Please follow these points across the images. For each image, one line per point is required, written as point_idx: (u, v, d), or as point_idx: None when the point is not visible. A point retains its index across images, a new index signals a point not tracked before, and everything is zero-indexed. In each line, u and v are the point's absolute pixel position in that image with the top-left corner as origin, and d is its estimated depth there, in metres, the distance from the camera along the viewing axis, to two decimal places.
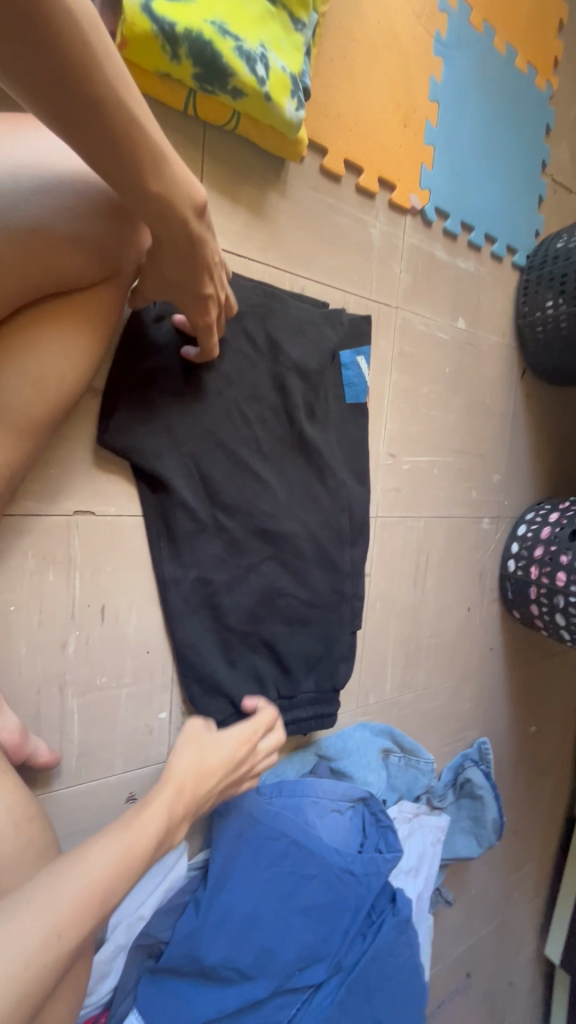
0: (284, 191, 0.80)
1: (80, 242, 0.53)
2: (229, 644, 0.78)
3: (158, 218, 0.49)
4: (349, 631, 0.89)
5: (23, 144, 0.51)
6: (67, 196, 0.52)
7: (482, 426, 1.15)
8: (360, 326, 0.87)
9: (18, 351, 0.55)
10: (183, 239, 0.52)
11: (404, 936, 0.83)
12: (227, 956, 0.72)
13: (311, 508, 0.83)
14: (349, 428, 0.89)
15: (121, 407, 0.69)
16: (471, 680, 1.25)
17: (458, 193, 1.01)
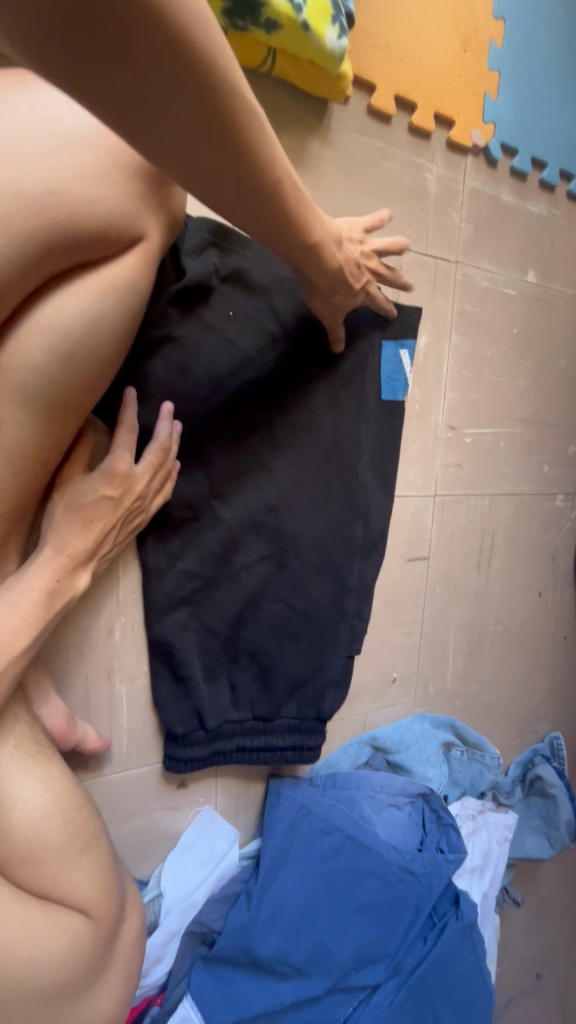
0: (328, 138, 0.73)
1: (103, 206, 0.49)
2: (208, 652, 0.71)
3: (302, 253, 0.56)
4: (345, 654, 0.78)
5: (37, 103, 0.47)
6: (86, 158, 0.48)
7: (556, 391, 1.03)
8: (409, 318, 0.79)
9: (43, 327, 0.51)
10: (321, 268, 0.59)
11: (469, 941, 0.79)
12: (279, 950, 0.70)
13: (323, 511, 0.74)
14: (381, 426, 0.79)
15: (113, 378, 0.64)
16: (543, 670, 1.16)
17: (527, 124, 0.89)
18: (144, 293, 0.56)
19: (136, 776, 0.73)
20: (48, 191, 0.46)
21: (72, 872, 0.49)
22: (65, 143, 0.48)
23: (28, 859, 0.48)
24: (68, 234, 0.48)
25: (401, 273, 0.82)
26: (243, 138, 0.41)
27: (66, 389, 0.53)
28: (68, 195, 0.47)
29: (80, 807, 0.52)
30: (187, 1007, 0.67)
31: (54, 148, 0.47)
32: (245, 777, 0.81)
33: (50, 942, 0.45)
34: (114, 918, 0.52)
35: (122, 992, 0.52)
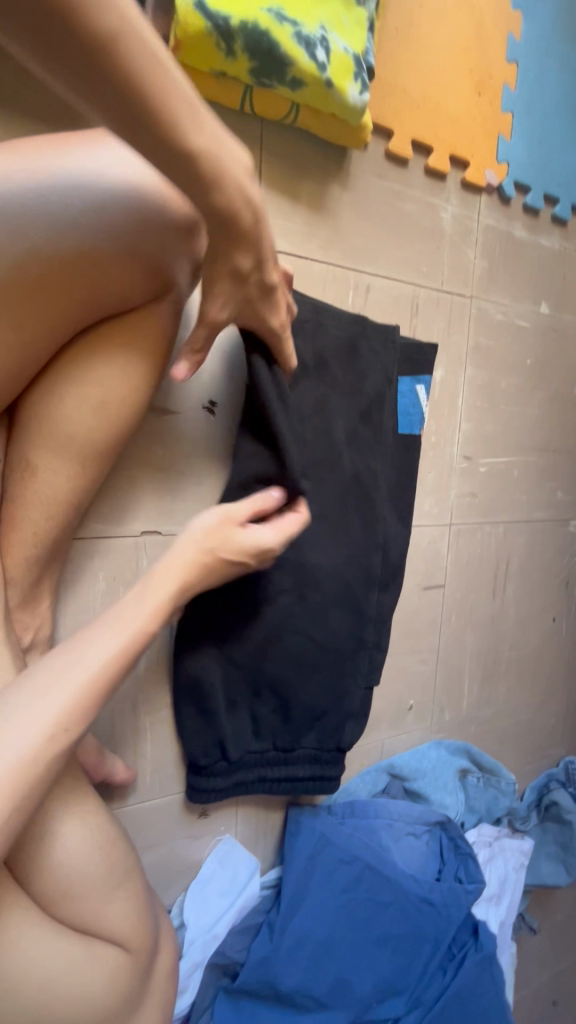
0: (347, 183, 0.75)
1: (131, 265, 0.51)
2: (230, 684, 0.72)
3: (215, 204, 0.45)
4: (363, 685, 0.79)
5: (73, 161, 0.48)
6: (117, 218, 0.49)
7: (568, 419, 1.05)
8: (424, 351, 0.80)
9: (77, 377, 0.54)
10: (242, 215, 0.46)
11: (488, 972, 0.79)
12: (302, 983, 0.71)
13: (342, 544, 0.75)
14: (399, 459, 0.80)
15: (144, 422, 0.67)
16: (557, 695, 1.16)
17: (540, 162, 0.91)
18: (170, 343, 0.58)
19: (159, 805, 0.74)
20: (79, 254, 0.47)
21: (111, 906, 0.50)
22: (99, 206, 0.48)
23: (68, 896, 0.49)
24: (97, 295, 0.51)
25: (418, 309, 0.84)
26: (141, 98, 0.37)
27: (97, 435, 0.55)
28: (98, 256, 0.48)
29: (117, 839, 0.53)
30: None
31: (87, 209, 0.47)
32: (264, 806, 0.82)
33: (92, 977, 0.46)
34: (147, 953, 0.52)
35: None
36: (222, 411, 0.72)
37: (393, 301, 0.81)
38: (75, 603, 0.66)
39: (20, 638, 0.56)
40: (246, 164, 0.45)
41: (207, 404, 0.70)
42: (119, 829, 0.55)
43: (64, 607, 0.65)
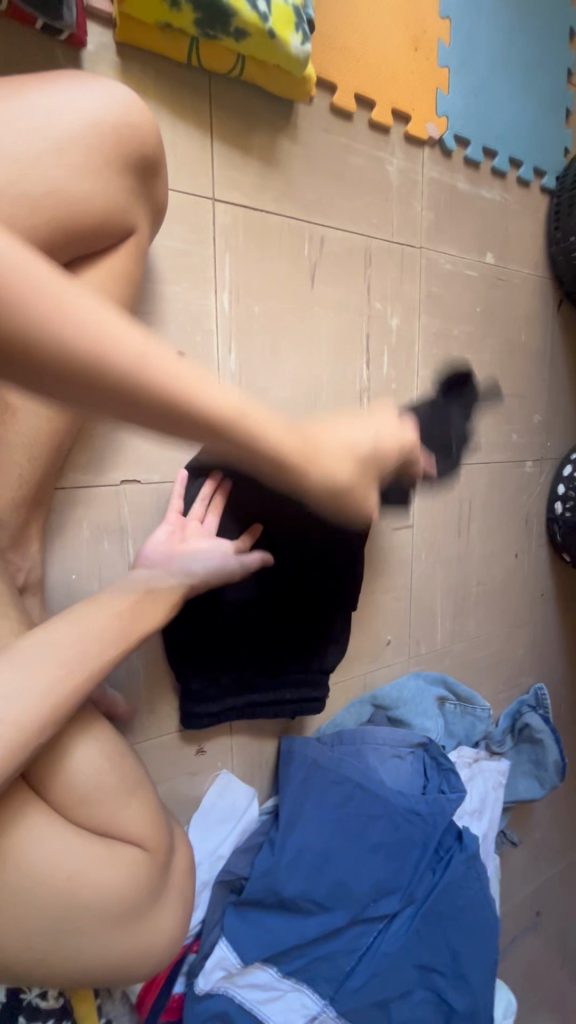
0: (295, 135, 0.78)
1: (96, 204, 0.53)
2: None
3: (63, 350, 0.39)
4: (343, 615, 0.83)
5: (35, 107, 0.49)
6: (79, 155, 0.51)
7: (518, 364, 1.11)
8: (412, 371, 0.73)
9: None
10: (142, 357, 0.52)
11: (473, 868, 0.87)
12: (304, 889, 0.76)
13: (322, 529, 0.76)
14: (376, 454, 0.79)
15: None
16: (524, 625, 1.24)
17: (477, 115, 0.96)
18: (132, 283, 0.61)
19: (156, 743, 0.78)
20: (45, 192, 0.50)
21: (125, 810, 0.53)
22: (59, 142, 0.50)
23: (85, 800, 0.51)
24: (64, 228, 0.52)
25: (371, 260, 0.88)
26: None
27: None
28: (64, 194, 0.50)
29: (121, 751, 0.56)
30: (223, 947, 0.74)
31: (45, 146, 0.49)
32: (256, 738, 0.87)
33: (111, 872, 0.50)
34: (165, 845, 0.56)
35: (179, 915, 0.57)
36: (191, 361, 0.74)
37: (347, 252, 0.85)
38: (62, 553, 0.68)
39: (13, 578, 0.59)
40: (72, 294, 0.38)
41: (176, 353, 0.73)
42: (120, 749, 0.56)
43: (52, 557, 0.68)
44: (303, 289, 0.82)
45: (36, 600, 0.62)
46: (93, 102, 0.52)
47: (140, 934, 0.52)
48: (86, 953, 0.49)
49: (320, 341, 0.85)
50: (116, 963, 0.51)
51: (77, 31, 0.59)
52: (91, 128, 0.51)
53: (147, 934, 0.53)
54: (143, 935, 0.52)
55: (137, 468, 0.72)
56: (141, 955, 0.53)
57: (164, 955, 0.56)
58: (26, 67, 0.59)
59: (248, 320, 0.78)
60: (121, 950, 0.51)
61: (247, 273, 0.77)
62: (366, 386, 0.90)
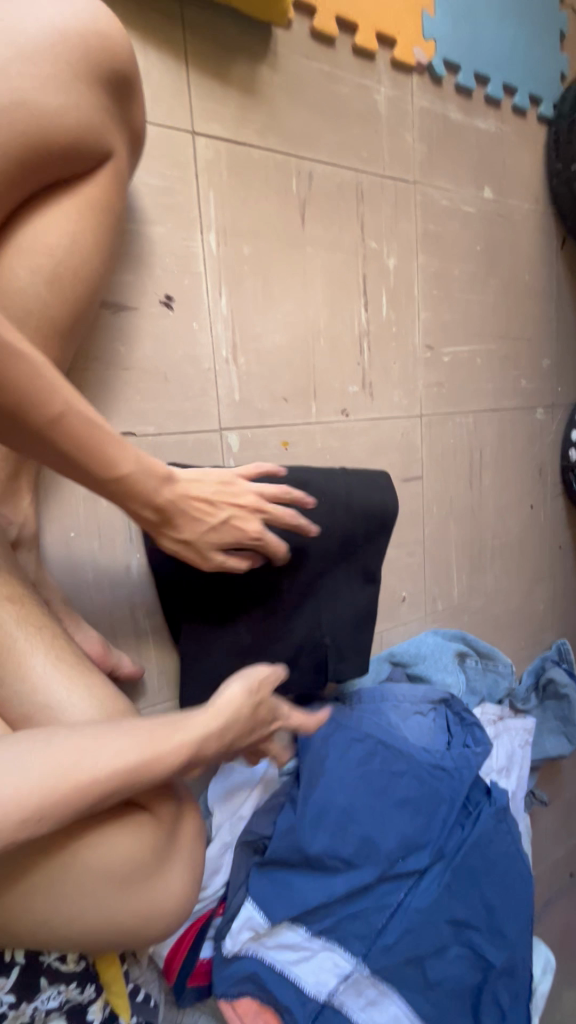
0: (275, 63, 0.74)
1: (71, 121, 0.49)
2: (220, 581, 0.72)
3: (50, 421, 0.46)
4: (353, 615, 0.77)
5: None
6: (46, 65, 0.47)
7: (523, 307, 1.07)
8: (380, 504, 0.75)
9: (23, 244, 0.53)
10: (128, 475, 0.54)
11: (504, 823, 0.84)
12: (329, 846, 0.74)
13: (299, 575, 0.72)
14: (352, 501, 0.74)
15: (106, 319, 0.67)
16: (543, 580, 1.20)
17: (466, 40, 0.91)
18: (115, 214, 0.57)
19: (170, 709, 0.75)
20: (13, 102, 0.46)
21: None
22: (25, 50, 0.47)
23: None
24: (39, 151, 0.48)
25: (363, 197, 0.84)
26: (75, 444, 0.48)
27: (54, 311, 0.55)
28: (35, 106, 0.47)
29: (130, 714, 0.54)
30: (250, 907, 0.72)
31: (10, 55, 0.46)
32: None
33: (116, 832, 0.48)
34: (173, 805, 0.54)
35: (193, 877, 0.54)
36: (181, 307, 0.71)
37: (338, 189, 0.82)
38: (58, 510, 0.66)
39: (6, 530, 0.57)
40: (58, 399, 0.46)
41: (163, 298, 0.70)
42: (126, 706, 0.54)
43: (48, 515, 0.65)
44: (294, 229, 0.79)
45: (33, 556, 0.60)
46: (53, 13, 0.48)
47: (147, 896, 0.50)
48: (91, 920, 0.47)
49: (314, 283, 0.81)
50: (124, 925, 0.49)
51: None
52: (58, 39, 0.48)
53: (155, 896, 0.50)
54: (149, 900, 0.50)
55: (132, 421, 0.69)
56: (151, 916, 0.50)
57: (185, 907, 0.54)
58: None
59: (237, 262, 0.75)
60: (126, 912, 0.49)
61: (234, 213, 0.74)
62: (365, 330, 0.87)
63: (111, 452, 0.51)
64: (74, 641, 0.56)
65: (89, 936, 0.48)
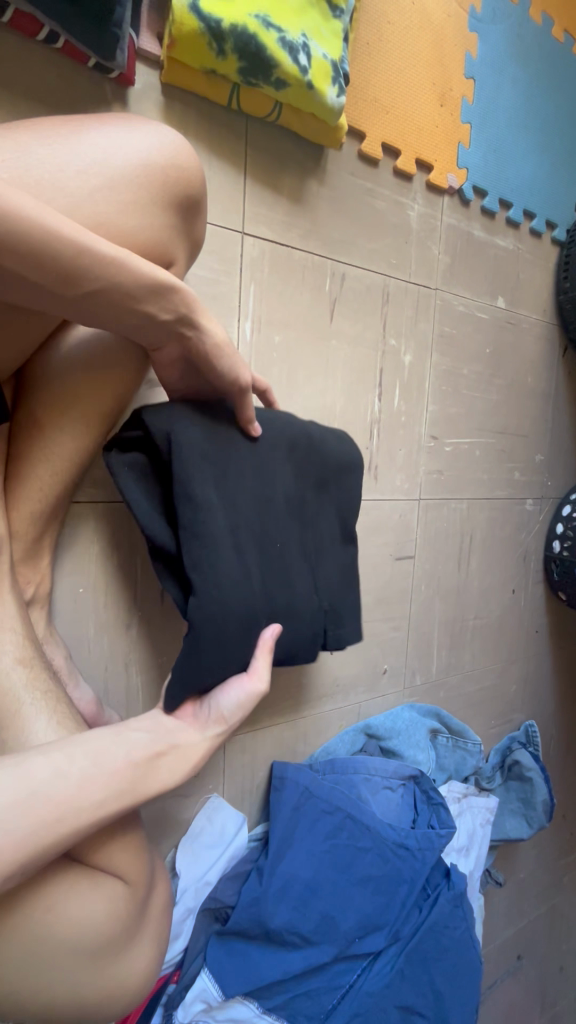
0: (324, 178, 0.82)
1: (142, 239, 0.55)
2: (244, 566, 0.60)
3: (71, 272, 0.46)
4: (338, 571, 0.72)
5: (85, 144, 0.52)
6: (129, 193, 0.53)
7: (523, 405, 1.14)
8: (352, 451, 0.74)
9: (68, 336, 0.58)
10: (159, 329, 0.55)
11: (460, 909, 0.85)
12: (290, 921, 0.75)
13: (290, 534, 0.66)
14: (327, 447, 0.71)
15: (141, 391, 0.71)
16: (518, 661, 1.25)
17: (494, 169, 1.00)
18: None
19: None
20: (94, 224, 0.52)
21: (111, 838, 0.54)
22: (111, 179, 0.52)
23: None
24: None
25: (388, 298, 0.91)
26: (97, 279, 0.48)
27: None
28: (111, 226, 0.53)
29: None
30: (204, 979, 0.72)
31: (97, 184, 0.52)
32: (249, 763, 0.87)
33: (95, 904, 0.50)
34: (145, 880, 0.56)
35: (157, 952, 0.56)
36: None
37: (366, 290, 0.88)
38: (70, 566, 0.68)
39: (23, 590, 0.60)
40: (70, 233, 0.45)
41: None
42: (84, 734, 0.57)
43: (61, 572, 0.68)
44: (323, 322, 0.85)
45: (42, 614, 0.63)
46: (140, 144, 0.54)
47: (113, 972, 0.51)
48: (57, 994, 0.48)
49: (335, 371, 0.87)
50: (89, 1000, 0.50)
51: (126, 71, 0.62)
52: (141, 169, 0.54)
53: (122, 973, 0.52)
54: (114, 975, 0.51)
55: None
56: (116, 994, 0.51)
57: (148, 983, 0.55)
58: (73, 98, 0.62)
59: (268, 350, 0.80)
60: (91, 990, 0.50)
61: (270, 304, 0.80)
62: (377, 418, 0.93)
63: (144, 293, 0.51)
64: (73, 705, 0.59)
65: (52, 1011, 0.49)
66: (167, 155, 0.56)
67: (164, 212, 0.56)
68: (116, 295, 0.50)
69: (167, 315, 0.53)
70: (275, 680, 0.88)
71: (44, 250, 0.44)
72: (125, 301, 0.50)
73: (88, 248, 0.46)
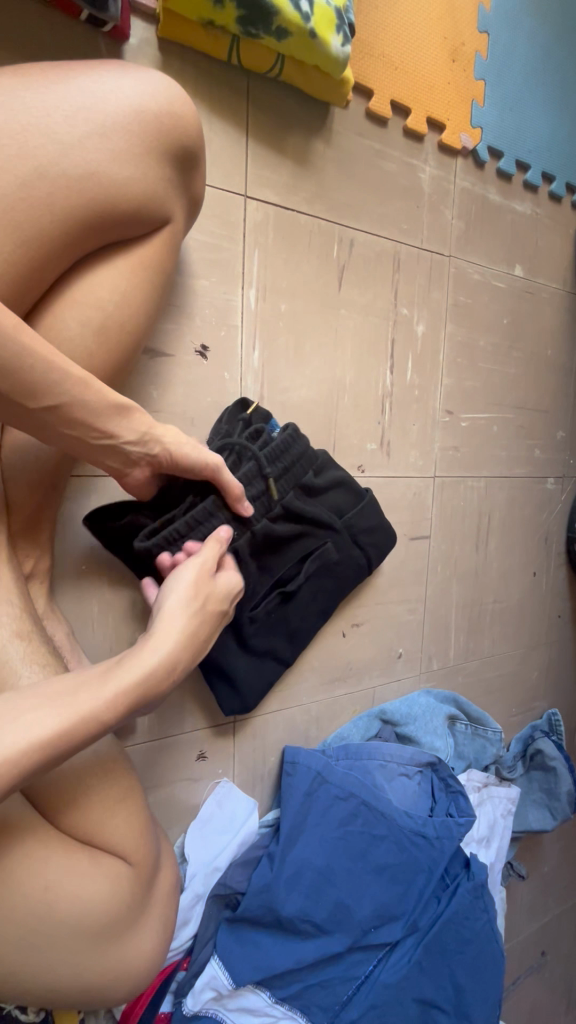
0: (330, 139, 0.78)
1: (137, 191, 0.52)
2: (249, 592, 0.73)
3: (35, 388, 0.47)
4: (317, 490, 0.75)
5: (74, 91, 0.50)
6: (122, 141, 0.51)
7: (543, 380, 1.10)
8: (374, 512, 0.82)
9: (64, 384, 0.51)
10: (124, 451, 0.54)
11: (481, 901, 0.81)
12: (303, 909, 0.73)
13: (309, 570, 0.76)
14: (362, 542, 0.81)
15: (142, 363, 0.69)
16: (540, 648, 1.20)
17: (510, 129, 0.96)
18: (165, 274, 0.59)
19: (156, 748, 0.76)
20: (85, 172, 0.49)
21: (111, 818, 0.52)
22: (103, 126, 0.50)
23: (71, 802, 0.50)
24: (108, 211, 0.52)
25: (399, 265, 0.87)
26: (60, 391, 0.48)
27: (96, 359, 0.56)
28: (103, 176, 0.50)
29: (119, 761, 0.55)
30: (214, 967, 0.70)
31: (88, 132, 0.49)
32: (260, 747, 0.85)
33: (96, 883, 0.48)
34: (151, 863, 0.54)
35: (163, 936, 0.54)
36: (214, 357, 0.74)
37: (376, 257, 0.85)
38: (72, 543, 0.67)
39: (21, 564, 0.58)
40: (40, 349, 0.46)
41: (199, 349, 0.72)
42: None
43: (63, 548, 0.66)
44: (331, 291, 0.81)
45: (43, 590, 0.61)
46: (131, 91, 0.52)
47: (117, 955, 0.49)
48: (57, 976, 0.46)
49: (344, 341, 0.84)
50: (92, 983, 0.48)
51: (121, 23, 0.60)
52: (134, 115, 0.51)
53: (125, 957, 0.50)
54: (118, 959, 0.49)
55: None
56: (118, 979, 0.50)
57: (154, 966, 0.53)
58: (66, 53, 0.60)
59: (274, 319, 0.77)
60: (93, 973, 0.48)
61: (275, 272, 0.77)
62: (389, 392, 0.89)
63: (105, 413, 0.51)
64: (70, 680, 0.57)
65: (54, 991, 0.47)
66: (159, 101, 0.53)
67: (159, 163, 0.54)
68: (78, 414, 0.49)
69: (129, 439, 0.53)
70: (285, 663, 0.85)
71: (12, 360, 0.45)
72: (88, 425, 0.50)
73: (57, 365, 0.47)
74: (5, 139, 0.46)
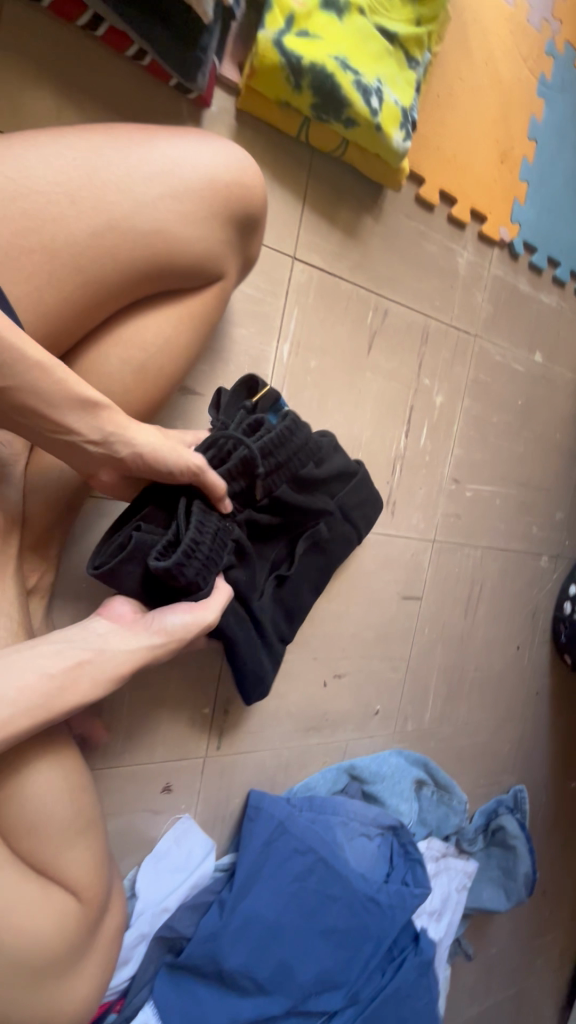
0: (378, 217, 0.83)
1: (196, 250, 0.56)
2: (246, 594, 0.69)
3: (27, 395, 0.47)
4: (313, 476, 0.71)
5: (154, 155, 0.54)
6: (191, 205, 0.55)
7: (548, 462, 1.14)
8: (368, 491, 0.80)
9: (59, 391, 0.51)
10: (109, 456, 0.52)
11: (425, 979, 0.80)
12: (245, 964, 0.72)
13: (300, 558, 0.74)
14: (355, 528, 0.80)
15: (172, 398, 0.72)
16: (514, 722, 1.21)
17: (546, 228, 1.02)
18: (209, 324, 0.62)
19: (123, 774, 0.75)
20: (152, 228, 0.53)
21: (72, 851, 0.52)
22: (175, 190, 0.54)
23: (35, 829, 0.50)
24: (166, 264, 0.55)
25: (427, 339, 0.92)
26: (52, 398, 0.47)
27: (132, 394, 0.59)
28: (167, 234, 0.54)
29: (87, 791, 0.55)
30: (148, 1013, 0.68)
31: (162, 194, 0.53)
32: (226, 786, 0.84)
33: (45, 916, 0.48)
34: (102, 901, 0.54)
35: (100, 980, 0.53)
36: None
37: (406, 328, 0.89)
38: (76, 561, 0.68)
39: (26, 578, 0.60)
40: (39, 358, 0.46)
41: None
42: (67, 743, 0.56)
43: (67, 565, 0.68)
44: (360, 354, 0.85)
45: (41, 605, 0.62)
46: (203, 161, 0.56)
47: (53, 995, 0.49)
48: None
49: (365, 402, 0.87)
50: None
51: (204, 94, 0.65)
52: (206, 184, 0.55)
53: (60, 997, 0.49)
54: (53, 1000, 0.49)
55: None
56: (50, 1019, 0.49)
57: (87, 1009, 0.52)
58: (149, 111, 0.65)
59: (302, 373, 0.81)
60: (27, 1010, 0.47)
61: (310, 330, 0.80)
62: (401, 454, 0.92)
63: (93, 417, 0.50)
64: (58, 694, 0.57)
65: None
66: (228, 172, 0.57)
67: (220, 226, 0.57)
68: (66, 422, 0.49)
69: (112, 447, 0.52)
70: (264, 706, 0.85)
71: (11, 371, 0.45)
72: (74, 431, 0.50)
73: (53, 372, 0.47)
74: (84, 192, 0.50)
